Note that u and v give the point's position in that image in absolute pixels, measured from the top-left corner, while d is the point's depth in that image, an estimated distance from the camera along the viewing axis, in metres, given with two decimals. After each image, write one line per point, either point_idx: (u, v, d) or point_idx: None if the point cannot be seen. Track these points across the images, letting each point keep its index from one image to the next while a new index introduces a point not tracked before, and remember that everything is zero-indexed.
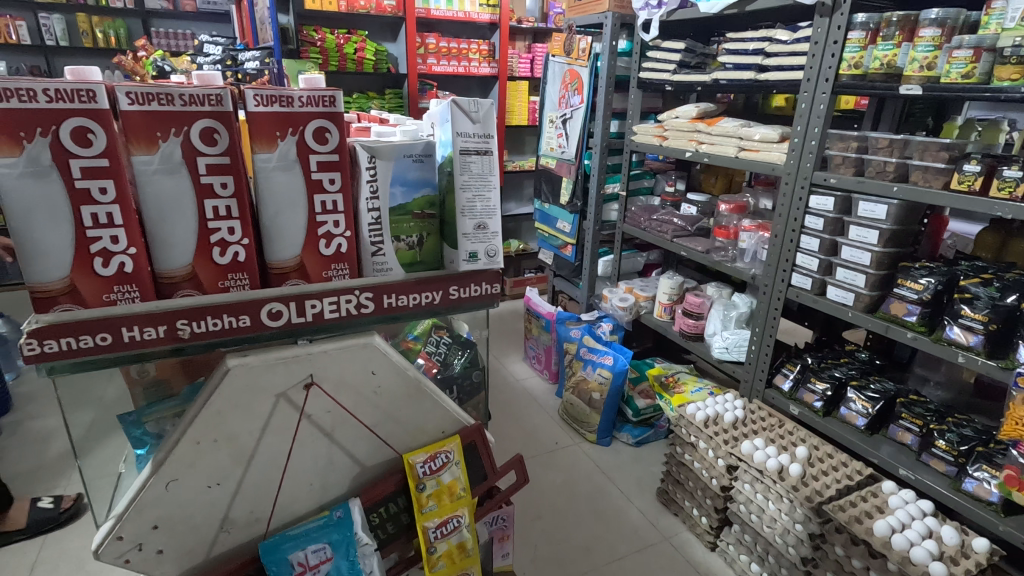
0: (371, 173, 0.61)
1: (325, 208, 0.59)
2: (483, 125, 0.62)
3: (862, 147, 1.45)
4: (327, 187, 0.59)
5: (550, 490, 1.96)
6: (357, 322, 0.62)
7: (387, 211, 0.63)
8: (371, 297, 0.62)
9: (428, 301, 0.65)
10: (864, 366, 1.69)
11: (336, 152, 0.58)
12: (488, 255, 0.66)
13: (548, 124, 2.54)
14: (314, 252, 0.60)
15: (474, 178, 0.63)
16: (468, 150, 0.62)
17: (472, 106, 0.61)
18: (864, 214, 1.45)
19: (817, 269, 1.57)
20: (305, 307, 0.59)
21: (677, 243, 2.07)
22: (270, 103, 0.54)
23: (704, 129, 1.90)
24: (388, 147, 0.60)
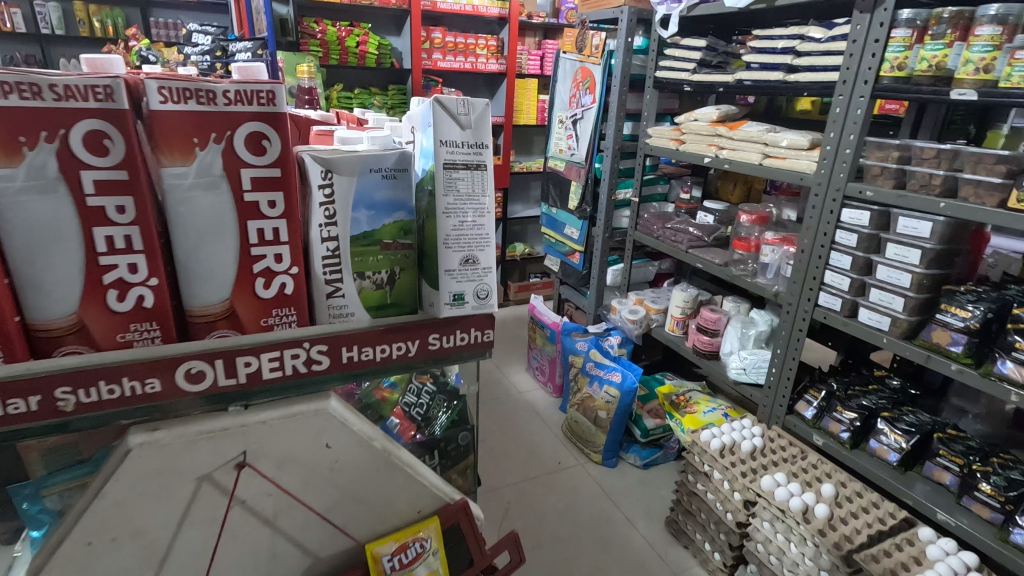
0: (326, 192, 0.52)
1: (263, 238, 0.49)
2: (474, 131, 0.50)
3: (904, 158, 1.31)
4: (266, 212, 0.48)
5: (551, 516, 1.84)
6: (307, 381, 0.51)
7: (346, 240, 0.53)
8: (325, 351, 0.51)
9: (398, 354, 0.54)
10: (895, 395, 1.55)
11: (275, 164, 0.47)
12: (479, 296, 0.54)
13: (557, 124, 2.41)
14: (249, 295, 0.50)
15: (462, 199, 0.51)
16: (455, 162, 0.50)
17: (460, 108, 0.49)
18: (904, 230, 1.32)
19: (849, 289, 1.44)
20: (237, 367, 0.48)
21: (692, 254, 1.94)
22: (183, 100, 0.44)
23: (725, 133, 1.77)
24: (349, 159, 0.51)
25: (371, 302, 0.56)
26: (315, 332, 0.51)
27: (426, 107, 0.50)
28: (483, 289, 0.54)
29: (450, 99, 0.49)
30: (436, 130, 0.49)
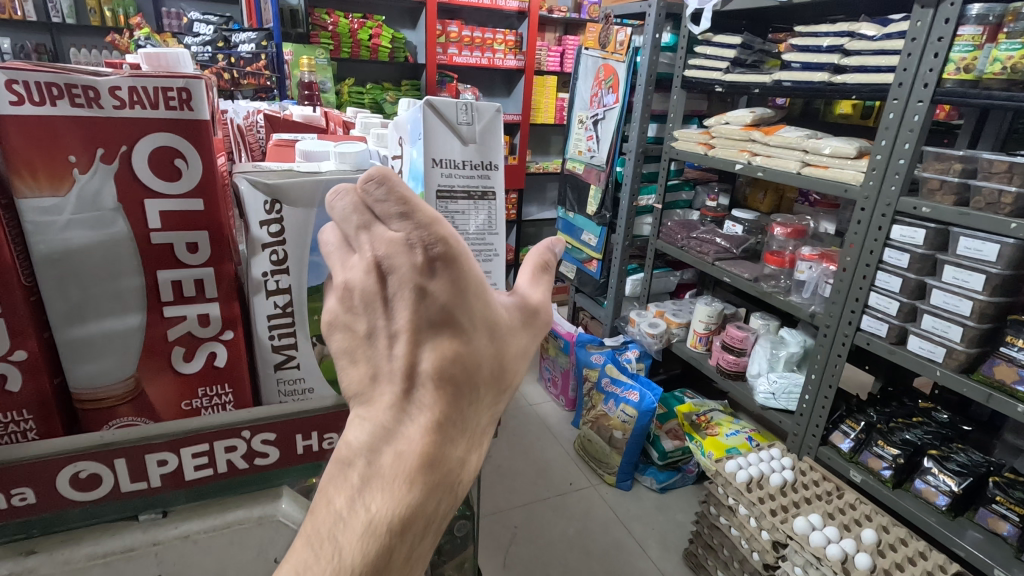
0: (274, 227, 0.44)
1: (181, 292, 0.42)
2: (478, 145, 0.47)
3: (968, 171, 1.17)
4: (184, 256, 0.42)
5: (559, 543, 1.72)
6: (251, 477, 0.44)
7: (300, 289, 0.46)
8: (271, 441, 0.43)
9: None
10: (942, 431, 1.40)
11: (196, 192, 0.41)
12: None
13: (576, 124, 2.29)
14: (166, 373, 0.44)
15: (465, 224, 0.47)
16: (455, 180, 0.46)
17: (462, 114, 0.46)
18: (966, 252, 1.18)
19: (897, 314, 1.30)
20: (149, 469, 0.40)
21: (719, 267, 1.80)
22: (55, 102, 0.36)
23: (760, 138, 1.63)
24: (303, 187, 0.43)
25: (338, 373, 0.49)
26: (258, 419, 0.43)
27: (417, 113, 0.46)
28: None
29: (447, 105, 0.45)
30: (432, 144, 0.45)
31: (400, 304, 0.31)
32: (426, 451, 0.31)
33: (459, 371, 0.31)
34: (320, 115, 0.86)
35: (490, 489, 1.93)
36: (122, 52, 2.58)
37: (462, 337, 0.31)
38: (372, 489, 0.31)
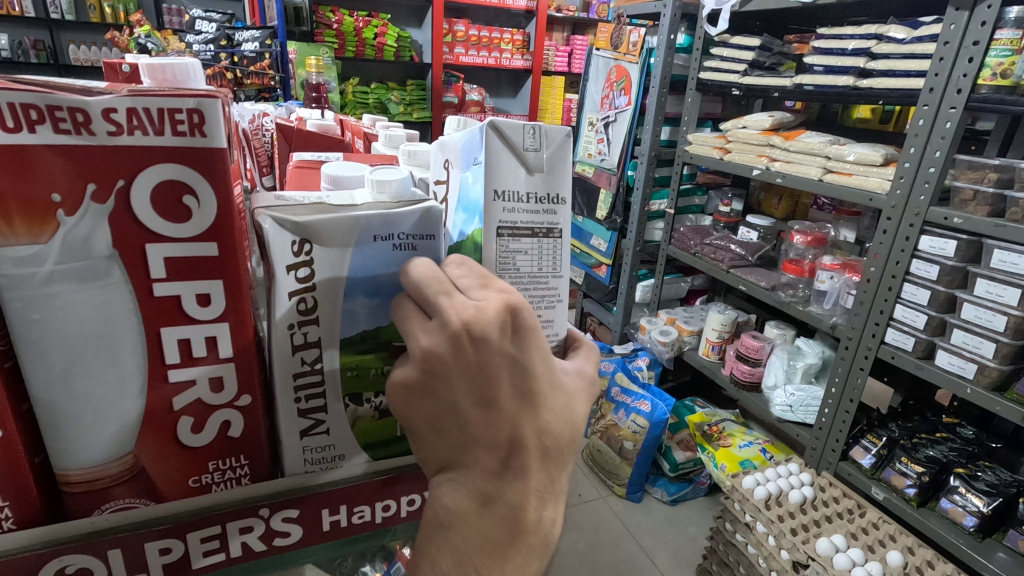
0: (303, 271, 0.37)
1: (189, 351, 0.37)
2: (543, 175, 0.42)
3: (1004, 180, 1.13)
4: (194, 310, 0.36)
5: (570, 557, 1.68)
6: (269, 560, 0.40)
7: (332, 341, 0.40)
8: (292, 518, 0.40)
9: (407, 509, 0.44)
10: (968, 447, 1.36)
11: (209, 236, 0.35)
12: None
13: (586, 126, 2.25)
14: (171, 448, 0.38)
15: (528, 265, 0.42)
16: (520, 215, 0.41)
17: (530, 138, 0.41)
18: (1000, 264, 1.14)
19: (925, 328, 1.25)
20: (149, 557, 0.36)
21: (734, 275, 1.75)
22: (34, 127, 0.30)
23: (779, 144, 1.59)
24: (340, 224, 0.37)
25: (374, 437, 0.43)
26: (279, 496, 0.39)
27: (477, 135, 0.41)
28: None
29: (516, 128, 0.40)
30: (496, 173, 0.40)
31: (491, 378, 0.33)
32: (525, 509, 0.35)
33: (543, 436, 0.35)
34: (333, 122, 0.81)
35: None
36: (122, 50, 2.53)
37: (545, 405, 0.35)
38: (479, 553, 0.35)
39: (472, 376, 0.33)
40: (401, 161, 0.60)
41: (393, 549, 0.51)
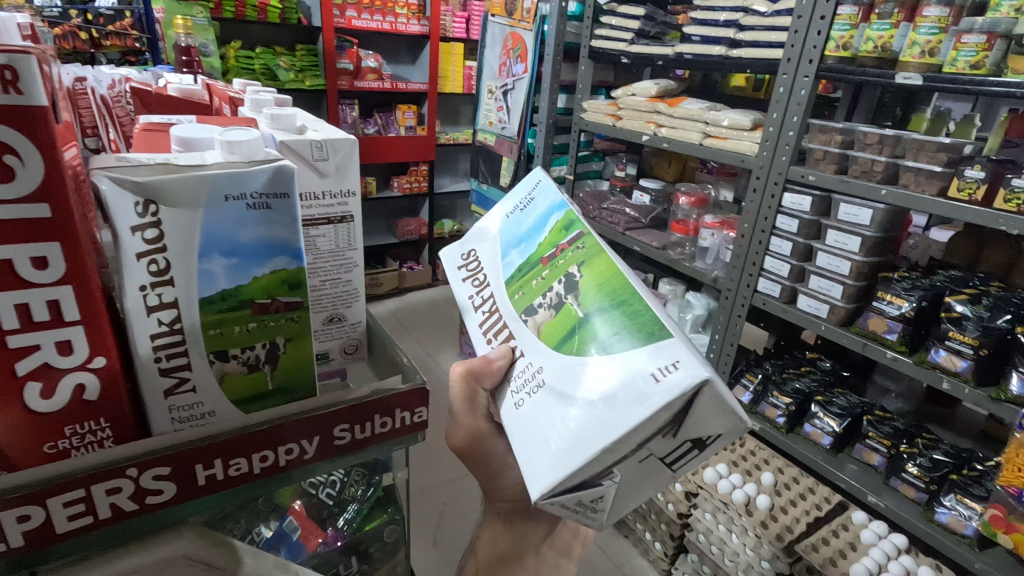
0: (151, 232, 0.37)
1: (30, 316, 0.35)
2: (333, 176, 0.49)
3: (846, 142, 1.28)
4: (31, 272, 0.34)
5: None
6: (144, 519, 0.40)
7: (189, 301, 0.40)
8: (164, 476, 0.39)
9: (287, 459, 0.44)
10: (826, 377, 1.56)
11: (40, 196, 0.33)
12: (520, 454, 0.49)
13: (486, 94, 2.25)
14: (21, 417, 0.37)
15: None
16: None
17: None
18: (845, 217, 1.31)
19: (788, 275, 1.42)
20: (6, 527, 0.34)
21: (629, 236, 1.87)
22: None
23: (664, 111, 1.68)
24: (184, 183, 0.37)
25: (243, 393, 0.45)
26: (150, 453, 0.38)
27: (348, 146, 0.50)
28: (524, 457, 0.49)
29: (301, 143, 0.48)
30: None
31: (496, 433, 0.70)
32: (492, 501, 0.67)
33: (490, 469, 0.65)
34: (199, 86, 0.76)
35: (417, 471, 1.92)
36: None
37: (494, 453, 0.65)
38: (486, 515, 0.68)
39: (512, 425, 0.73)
40: (262, 124, 0.52)
41: (289, 502, 0.56)
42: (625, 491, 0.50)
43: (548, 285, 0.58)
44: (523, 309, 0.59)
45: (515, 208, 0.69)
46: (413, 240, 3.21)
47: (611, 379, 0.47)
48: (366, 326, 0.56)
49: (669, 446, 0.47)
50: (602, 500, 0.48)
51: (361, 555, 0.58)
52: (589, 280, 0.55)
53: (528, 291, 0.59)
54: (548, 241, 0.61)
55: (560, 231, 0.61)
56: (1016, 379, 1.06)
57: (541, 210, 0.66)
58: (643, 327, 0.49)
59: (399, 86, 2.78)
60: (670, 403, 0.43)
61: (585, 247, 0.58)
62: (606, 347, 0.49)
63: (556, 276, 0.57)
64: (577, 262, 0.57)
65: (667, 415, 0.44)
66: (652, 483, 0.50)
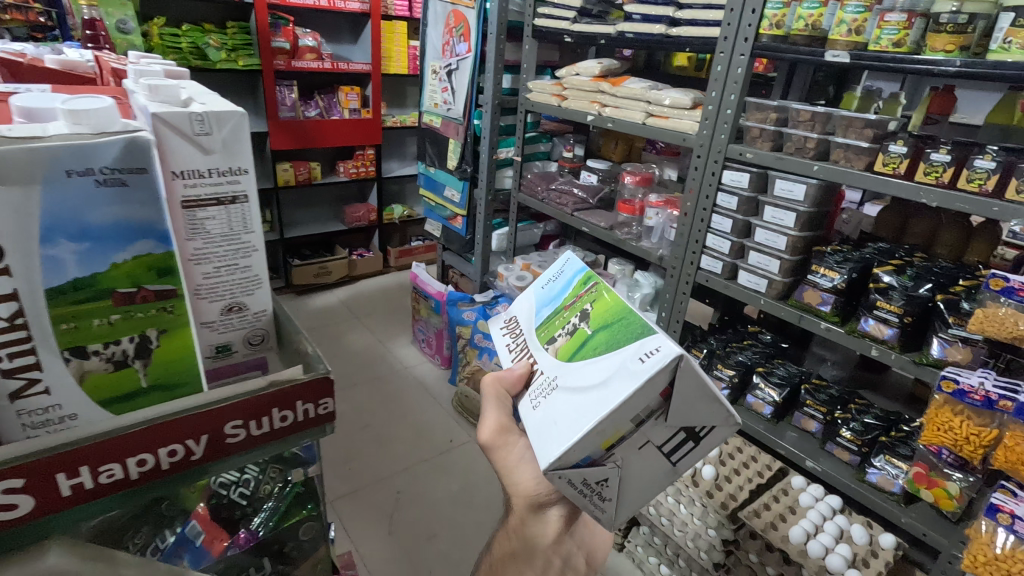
0: None
1: None
2: (219, 153, 0.48)
3: (781, 119, 1.31)
4: None
5: (445, 500, 1.76)
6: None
7: (35, 292, 0.40)
8: (19, 488, 0.36)
9: (171, 461, 0.42)
10: (767, 349, 1.62)
11: None
12: (538, 442, 0.62)
13: (429, 74, 2.20)
14: None
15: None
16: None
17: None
18: (781, 193, 1.34)
19: (729, 251, 1.45)
20: None
21: (578, 217, 1.87)
22: None
23: (608, 90, 1.68)
24: (20, 157, 0.37)
25: (107, 392, 0.46)
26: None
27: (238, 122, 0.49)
28: (540, 444, 0.62)
29: (178, 116, 0.46)
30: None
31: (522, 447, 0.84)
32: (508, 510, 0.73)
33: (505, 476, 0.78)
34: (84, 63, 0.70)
35: (370, 462, 1.89)
36: None
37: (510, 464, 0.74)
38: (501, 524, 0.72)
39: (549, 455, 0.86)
40: (138, 95, 0.49)
41: (188, 502, 0.52)
42: (628, 476, 0.62)
43: (568, 321, 0.70)
44: (545, 342, 0.72)
45: (546, 281, 0.81)
46: (362, 226, 3.13)
47: (608, 369, 0.59)
48: (271, 315, 0.57)
49: (663, 433, 0.59)
50: (604, 481, 0.60)
51: (274, 556, 0.57)
52: (596, 311, 0.67)
53: (551, 329, 0.72)
54: (571, 291, 0.74)
55: (581, 283, 0.73)
56: (937, 344, 1.12)
57: (568, 271, 0.78)
58: (631, 332, 0.61)
59: (340, 66, 2.68)
60: (651, 377, 0.55)
61: (595, 289, 0.70)
62: (607, 350, 0.62)
63: (573, 312, 0.70)
64: (590, 300, 0.69)
65: (652, 388, 0.56)
66: (656, 471, 0.62)
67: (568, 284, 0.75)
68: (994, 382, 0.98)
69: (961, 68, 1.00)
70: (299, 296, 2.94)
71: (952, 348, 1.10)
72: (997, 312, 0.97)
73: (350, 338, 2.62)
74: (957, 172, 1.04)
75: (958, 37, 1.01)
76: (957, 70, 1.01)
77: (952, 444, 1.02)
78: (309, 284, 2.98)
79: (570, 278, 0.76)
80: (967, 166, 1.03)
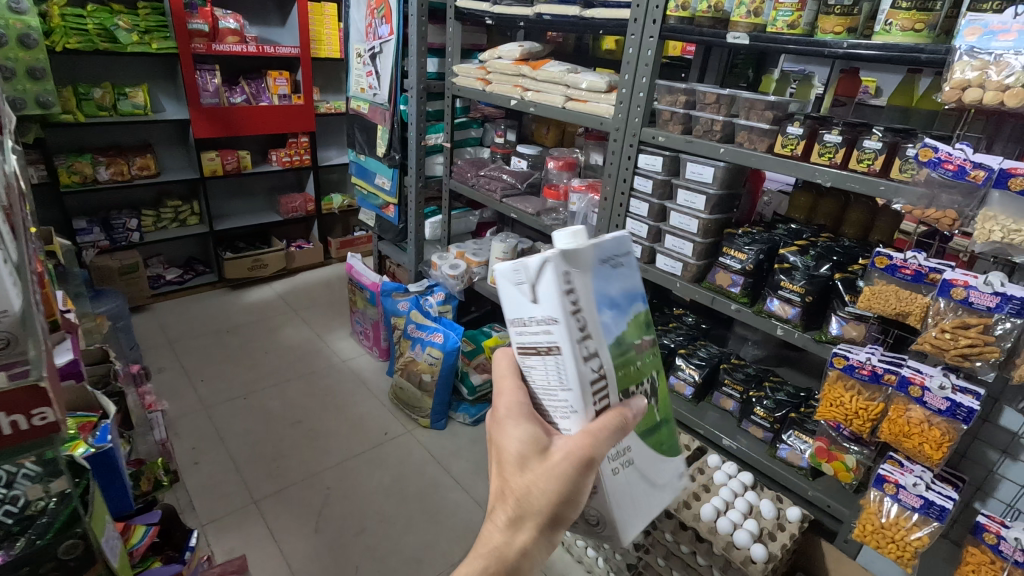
0: None
1: None
2: None
3: (690, 102, 1.31)
4: None
5: (376, 494, 1.73)
6: None
7: None
8: None
9: None
10: (691, 331, 1.63)
11: None
12: (619, 512, 0.60)
13: (355, 58, 2.13)
14: None
15: (542, 378, 0.56)
16: (534, 344, 0.55)
17: (515, 277, 0.54)
18: (692, 176, 1.34)
19: (646, 236, 1.46)
20: None
21: (506, 203, 1.85)
22: None
23: (529, 73, 1.65)
24: None
25: None
26: None
27: None
28: (621, 514, 0.60)
29: None
30: (512, 301, 0.56)
31: (501, 410, 0.58)
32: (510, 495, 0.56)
33: (525, 479, 0.55)
34: None
35: (299, 459, 1.84)
36: None
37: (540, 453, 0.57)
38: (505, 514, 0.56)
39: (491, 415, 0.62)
40: None
41: None
42: None
43: (642, 376, 0.61)
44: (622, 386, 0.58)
45: (607, 256, 0.56)
46: (300, 217, 3.03)
47: (668, 473, 0.66)
48: (20, 316, 0.43)
49: None
50: None
51: None
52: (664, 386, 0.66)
53: (628, 373, 0.58)
54: (640, 322, 0.59)
55: (649, 320, 0.60)
56: (835, 322, 1.15)
57: (633, 277, 0.58)
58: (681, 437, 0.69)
59: (266, 50, 2.56)
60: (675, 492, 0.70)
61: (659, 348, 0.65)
62: (665, 448, 0.66)
63: (648, 367, 0.62)
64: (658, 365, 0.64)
65: None
66: None
67: (636, 299, 0.58)
68: (881, 356, 1.00)
69: (848, 49, 1.02)
70: (234, 290, 2.84)
71: (848, 325, 1.13)
72: (883, 288, 0.99)
73: (285, 332, 2.54)
74: (848, 152, 1.06)
75: (846, 19, 1.02)
76: (844, 52, 1.02)
77: (844, 419, 1.05)
78: (243, 278, 2.87)
79: (636, 297, 0.58)
80: (857, 147, 1.04)
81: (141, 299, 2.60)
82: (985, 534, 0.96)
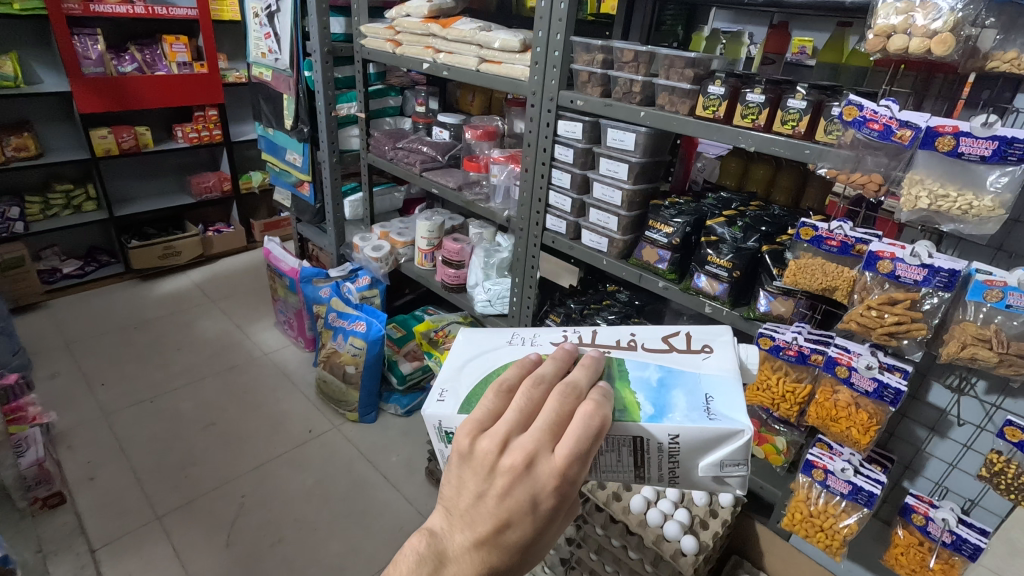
0: None
1: None
2: None
3: (607, 61, 1.19)
4: None
5: (299, 498, 1.61)
6: None
7: None
8: None
9: None
10: (624, 308, 1.45)
11: None
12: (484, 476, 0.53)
13: (252, 18, 1.91)
14: None
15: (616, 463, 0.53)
16: (647, 466, 0.52)
17: (727, 465, 0.50)
18: (613, 142, 1.23)
19: (571, 210, 1.35)
20: None
21: (426, 177, 1.69)
22: None
23: (439, 33, 1.49)
24: None
25: None
26: None
27: None
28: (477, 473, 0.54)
29: None
30: (693, 449, 0.50)
31: (543, 498, 0.42)
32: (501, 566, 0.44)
33: (521, 562, 0.44)
34: None
35: (212, 465, 1.69)
36: None
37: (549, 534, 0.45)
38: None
39: (498, 454, 0.42)
40: None
41: None
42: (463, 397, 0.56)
43: None
44: None
45: None
46: (215, 198, 2.79)
47: None
48: None
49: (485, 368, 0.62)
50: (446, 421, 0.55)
51: None
52: None
53: None
54: None
55: None
56: (763, 298, 1.06)
57: None
58: None
59: (157, 11, 2.28)
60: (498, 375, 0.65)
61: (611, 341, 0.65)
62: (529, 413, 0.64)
63: None
64: None
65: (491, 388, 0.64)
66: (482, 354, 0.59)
67: None
68: (807, 334, 0.92)
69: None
70: (145, 281, 2.60)
71: (777, 301, 1.05)
72: (809, 262, 0.90)
73: (202, 324, 2.34)
74: (772, 113, 0.96)
75: None
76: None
77: (771, 403, 0.98)
78: (155, 267, 2.63)
79: None
80: (781, 106, 0.94)
81: (34, 296, 2.34)
82: (914, 515, 0.92)
